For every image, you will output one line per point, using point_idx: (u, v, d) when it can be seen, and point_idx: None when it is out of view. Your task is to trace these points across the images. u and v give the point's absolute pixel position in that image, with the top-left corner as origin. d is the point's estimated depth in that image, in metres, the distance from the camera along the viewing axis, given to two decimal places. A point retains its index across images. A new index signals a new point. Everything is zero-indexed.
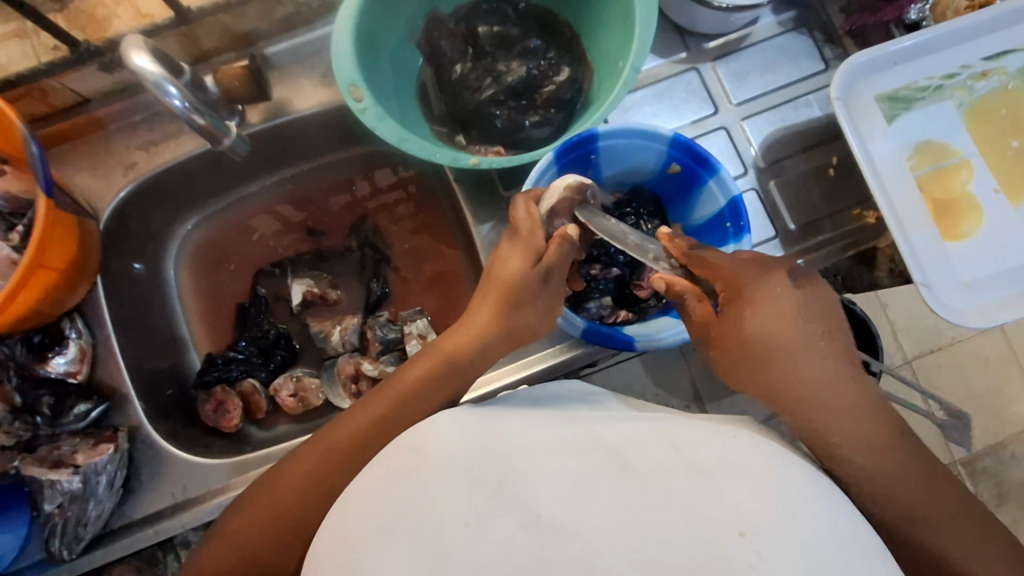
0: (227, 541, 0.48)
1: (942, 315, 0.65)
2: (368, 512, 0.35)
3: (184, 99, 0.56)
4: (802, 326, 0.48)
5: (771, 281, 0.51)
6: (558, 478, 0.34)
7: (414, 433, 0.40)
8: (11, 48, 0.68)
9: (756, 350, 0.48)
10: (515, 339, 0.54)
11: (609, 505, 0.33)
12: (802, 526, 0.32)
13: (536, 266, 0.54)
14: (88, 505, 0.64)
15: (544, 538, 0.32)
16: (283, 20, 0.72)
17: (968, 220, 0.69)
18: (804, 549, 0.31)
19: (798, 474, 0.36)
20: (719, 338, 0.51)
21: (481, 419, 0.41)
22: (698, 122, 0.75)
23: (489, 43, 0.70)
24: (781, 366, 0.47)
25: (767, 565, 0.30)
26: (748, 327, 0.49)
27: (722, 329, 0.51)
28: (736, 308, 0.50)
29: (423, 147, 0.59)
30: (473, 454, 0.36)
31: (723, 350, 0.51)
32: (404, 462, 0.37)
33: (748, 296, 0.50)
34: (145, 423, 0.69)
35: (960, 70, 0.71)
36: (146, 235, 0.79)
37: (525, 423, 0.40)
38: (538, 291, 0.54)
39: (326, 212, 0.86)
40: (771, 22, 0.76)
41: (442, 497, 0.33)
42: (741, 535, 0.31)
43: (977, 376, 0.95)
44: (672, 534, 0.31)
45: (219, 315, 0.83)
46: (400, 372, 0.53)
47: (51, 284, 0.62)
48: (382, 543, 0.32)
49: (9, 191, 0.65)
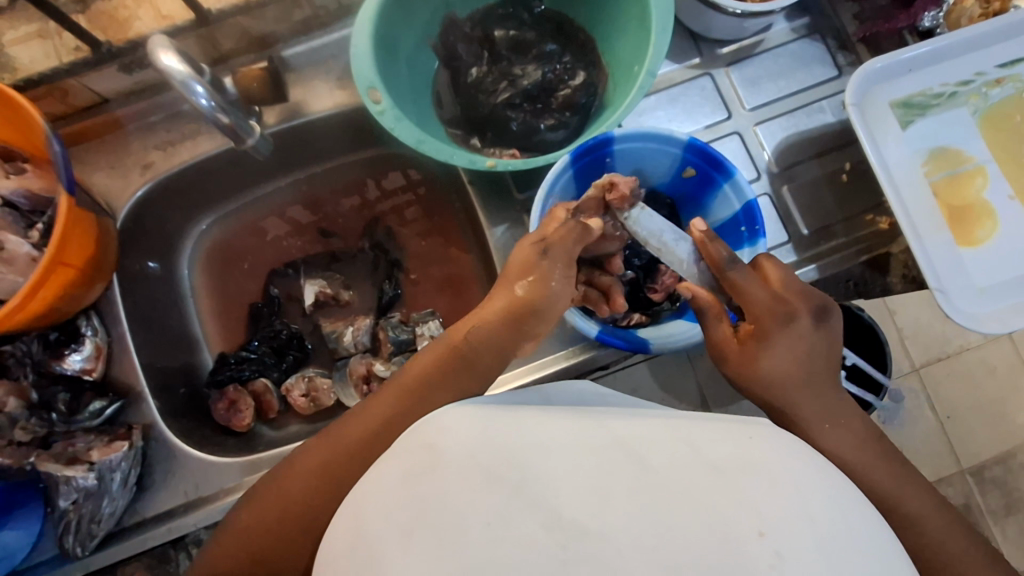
0: (236, 535, 0.48)
1: (957, 320, 0.65)
2: (385, 509, 0.35)
3: (209, 98, 0.57)
4: (816, 368, 0.53)
5: (790, 327, 0.53)
6: (578, 476, 0.34)
7: (425, 427, 0.39)
8: (33, 49, 0.69)
9: (771, 382, 0.52)
10: (524, 324, 0.54)
11: (630, 503, 0.33)
12: (820, 526, 0.33)
13: (536, 242, 0.56)
14: (101, 502, 0.64)
15: (566, 538, 0.32)
16: (300, 23, 0.73)
17: (982, 226, 0.69)
18: (821, 549, 0.32)
19: (814, 467, 0.37)
20: (730, 362, 0.55)
21: (494, 410, 0.39)
22: (711, 127, 0.75)
23: (505, 47, 0.71)
24: (797, 406, 0.52)
25: (786, 565, 0.31)
26: (762, 367, 0.52)
27: (736, 361, 0.54)
28: (753, 347, 0.53)
29: (439, 148, 0.60)
30: (487, 450, 0.36)
31: (732, 372, 0.55)
32: (420, 457, 0.36)
33: (769, 340, 0.53)
34: (158, 420, 0.70)
35: (975, 77, 0.71)
36: (162, 235, 0.79)
37: (539, 415, 0.39)
38: (534, 262, 0.55)
39: (339, 213, 0.86)
40: (784, 29, 0.76)
41: (466, 497, 0.33)
42: (760, 535, 0.32)
43: (986, 385, 0.95)
44: (693, 535, 0.32)
45: (232, 315, 0.84)
46: (408, 366, 0.53)
47: (69, 281, 0.62)
48: (403, 541, 0.33)
49: (30, 189, 0.65)
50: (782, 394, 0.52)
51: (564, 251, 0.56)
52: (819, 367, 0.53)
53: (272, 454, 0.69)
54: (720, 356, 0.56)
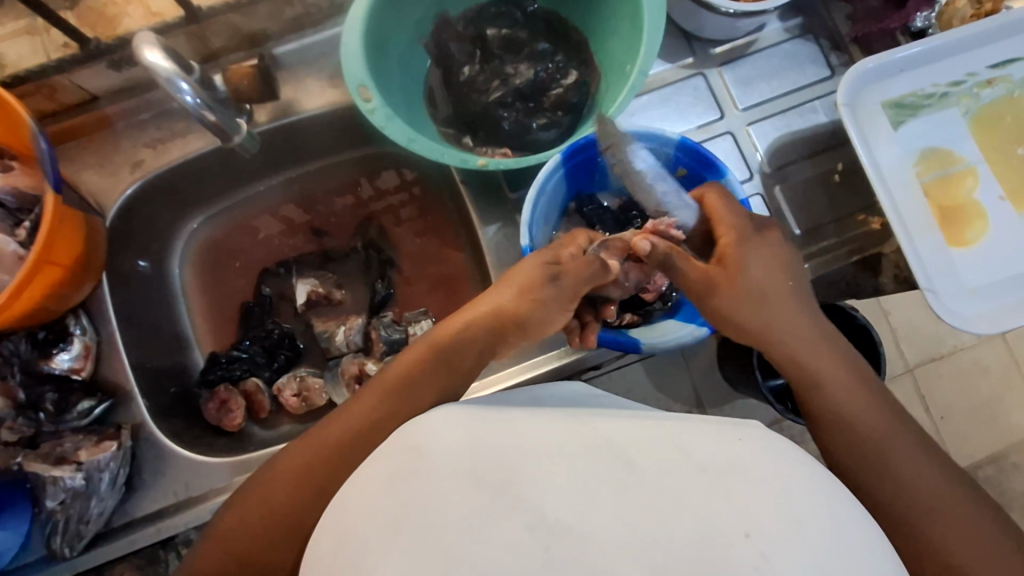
0: (219, 543, 0.47)
1: (948, 320, 0.65)
2: (369, 512, 0.34)
3: (196, 95, 0.56)
4: (791, 281, 0.58)
5: (766, 240, 0.58)
6: (565, 479, 0.34)
7: (413, 432, 0.39)
8: (21, 46, 0.69)
9: (757, 295, 0.56)
10: (507, 334, 0.55)
11: (615, 507, 0.33)
12: (807, 529, 0.33)
13: (551, 266, 0.56)
14: (90, 502, 0.64)
15: (549, 540, 0.32)
16: (292, 21, 0.72)
17: (973, 227, 0.69)
18: (810, 554, 0.32)
19: (805, 468, 0.36)
20: (719, 284, 0.56)
21: (484, 414, 0.40)
22: (704, 127, 0.75)
23: (497, 46, 0.71)
24: (773, 312, 0.56)
25: (772, 566, 0.31)
26: (748, 270, 0.56)
27: (725, 277, 0.56)
28: (733, 254, 0.57)
29: (431, 147, 0.60)
30: (478, 454, 0.35)
31: (723, 299, 0.56)
32: (406, 460, 0.36)
33: (748, 245, 0.57)
34: (147, 420, 0.69)
35: (966, 78, 0.71)
36: (152, 232, 0.79)
37: (527, 421, 0.39)
38: (541, 284, 0.55)
39: (332, 212, 0.86)
40: (776, 29, 0.76)
41: (449, 499, 0.33)
42: (746, 536, 0.32)
43: (979, 385, 0.95)
44: (680, 538, 0.32)
45: (223, 314, 0.83)
46: (390, 365, 0.53)
47: (57, 280, 0.62)
48: (387, 542, 0.33)
49: (17, 187, 0.65)
50: (761, 300, 0.56)
51: (573, 282, 0.56)
52: (792, 278, 0.58)
53: (262, 453, 0.69)
54: (704, 287, 0.56)
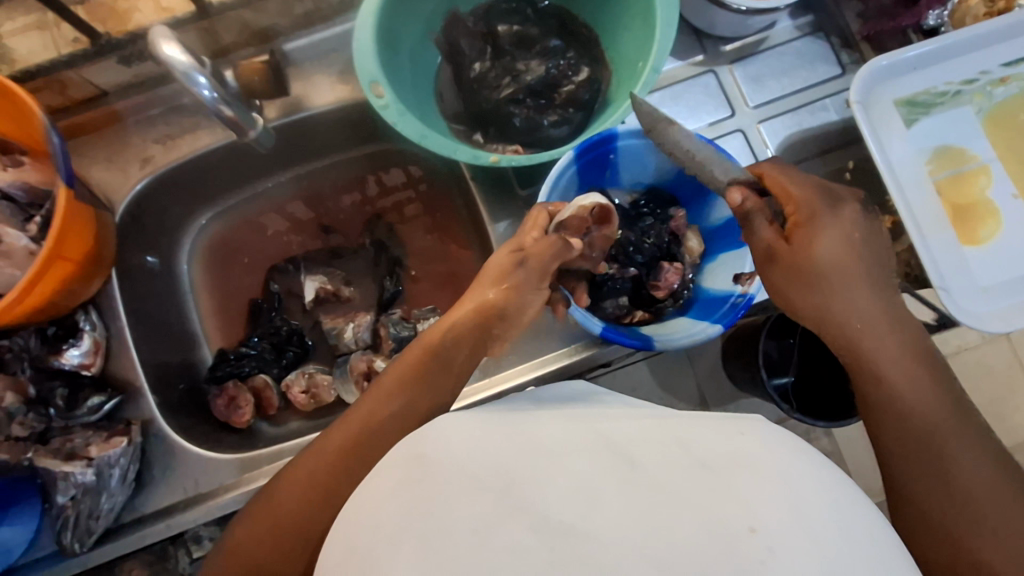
0: (230, 556, 0.47)
1: (960, 318, 0.65)
2: (377, 519, 0.34)
3: (212, 89, 0.56)
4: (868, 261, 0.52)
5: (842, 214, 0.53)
6: (568, 482, 0.34)
7: (418, 440, 0.40)
8: (31, 41, 0.69)
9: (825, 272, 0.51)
10: (492, 326, 0.55)
11: (619, 506, 0.33)
12: (813, 521, 0.32)
13: (516, 252, 0.57)
14: (100, 498, 0.64)
15: (554, 540, 0.32)
16: (302, 17, 0.72)
17: (986, 226, 0.69)
18: (815, 544, 0.31)
19: (806, 462, 0.37)
20: (783, 258, 0.53)
21: (491, 422, 0.41)
22: (714, 125, 0.74)
23: (508, 43, 0.70)
24: (839, 290, 0.51)
25: (780, 561, 0.30)
26: (817, 247, 0.51)
27: (788, 252, 0.52)
28: (804, 234, 0.52)
29: (442, 144, 0.59)
30: (480, 461, 0.36)
31: (783, 275, 0.53)
32: (411, 468, 0.37)
33: (820, 222, 0.52)
34: (157, 417, 0.69)
35: (981, 76, 0.70)
36: (161, 228, 0.79)
37: (531, 428, 0.39)
38: (510, 271, 0.56)
39: (340, 210, 0.86)
40: (787, 27, 0.76)
41: (454, 501, 0.33)
42: (751, 531, 0.31)
43: (984, 385, 0.95)
44: (683, 536, 0.31)
45: (231, 311, 0.83)
46: (386, 371, 0.53)
47: (67, 275, 0.61)
48: (393, 547, 0.32)
49: (28, 182, 0.65)
50: (825, 279, 0.51)
51: (540, 263, 0.57)
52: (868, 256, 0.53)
53: (272, 451, 0.69)
54: (767, 260, 0.54)
